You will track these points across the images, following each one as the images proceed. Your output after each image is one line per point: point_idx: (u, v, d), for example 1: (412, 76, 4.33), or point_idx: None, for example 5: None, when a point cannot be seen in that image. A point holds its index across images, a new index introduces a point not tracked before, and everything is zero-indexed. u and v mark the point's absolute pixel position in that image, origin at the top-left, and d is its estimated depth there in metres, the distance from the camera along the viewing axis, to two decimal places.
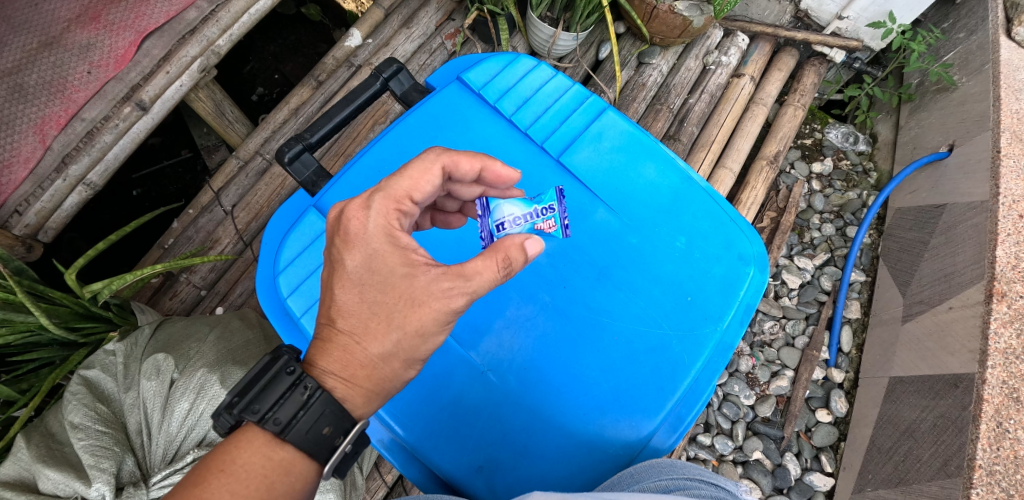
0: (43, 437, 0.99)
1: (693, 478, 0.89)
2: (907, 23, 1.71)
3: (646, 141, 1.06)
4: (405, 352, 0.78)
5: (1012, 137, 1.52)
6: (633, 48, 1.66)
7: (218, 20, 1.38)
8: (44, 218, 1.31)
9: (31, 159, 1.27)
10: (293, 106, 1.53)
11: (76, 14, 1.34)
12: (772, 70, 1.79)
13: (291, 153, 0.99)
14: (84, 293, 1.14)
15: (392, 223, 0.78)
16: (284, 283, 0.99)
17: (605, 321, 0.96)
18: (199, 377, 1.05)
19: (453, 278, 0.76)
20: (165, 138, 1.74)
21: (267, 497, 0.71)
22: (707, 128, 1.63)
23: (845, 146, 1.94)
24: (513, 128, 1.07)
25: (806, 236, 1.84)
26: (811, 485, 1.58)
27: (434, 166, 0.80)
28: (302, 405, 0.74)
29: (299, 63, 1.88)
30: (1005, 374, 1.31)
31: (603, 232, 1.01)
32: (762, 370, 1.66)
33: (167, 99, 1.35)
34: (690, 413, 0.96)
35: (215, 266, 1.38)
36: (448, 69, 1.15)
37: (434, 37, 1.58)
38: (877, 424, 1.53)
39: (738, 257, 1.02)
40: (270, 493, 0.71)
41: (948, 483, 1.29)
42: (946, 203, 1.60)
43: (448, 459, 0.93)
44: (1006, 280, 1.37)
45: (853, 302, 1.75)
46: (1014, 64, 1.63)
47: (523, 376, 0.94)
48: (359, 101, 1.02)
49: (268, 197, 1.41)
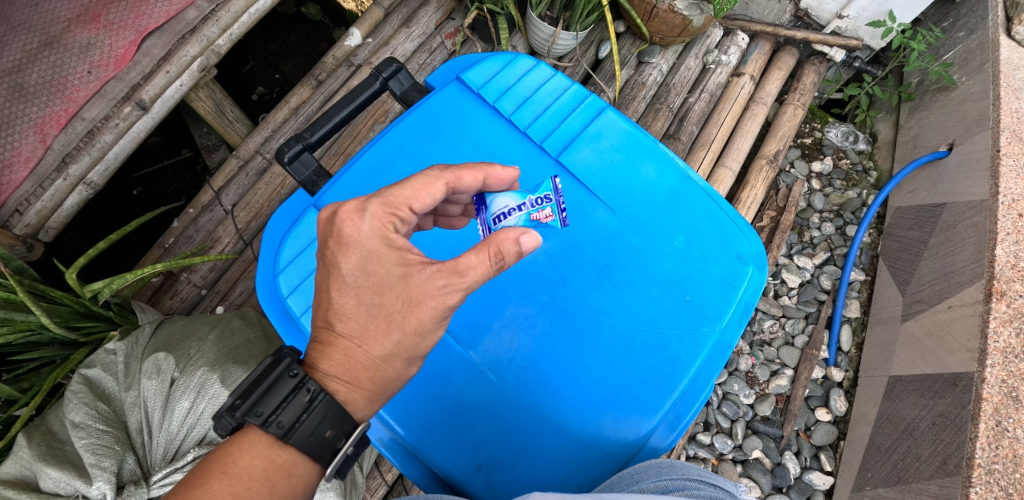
0: (43, 436, 1.00)
1: (693, 479, 0.89)
2: (908, 22, 1.71)
3: (645, 140, 1.07)
4: (406, 352, 0.79)
5: (1011, 136, 1.51)
6: (633, 47, 1.66)
7: (218, 19, 1.38)
8: (44, 218, 1.32)
9: (31, 159, 1.28)
10: (293, 106, 1.53)
11: (76, 13, 1.34)
12: (772, 69, 1.79)
13: (291, 153, 0.99)
14: (85, 292, 1.14)
15: (386, 226, 0.78)
16: (284, 282, 0.99)
17: (604, 320, 0.97)
18: (199, 376, 1.05)
19: (447, 275, 0.77)
20: (164, 138, 1.75)
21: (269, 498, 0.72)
22: (707, 128, 1.63)
23: (845, 145, 1.94)
24: (512, 128, 1.07)
25: (806, 235, 1.84)
26: (811, 484, 1.58)
27: (437, 181, 0.80)
28: (305, 407, 0.74)
29: (299, 63, 1.89)
30: (1004, 373, 1.31)
31: (602, 232, 1.01)
32: (762, 369, 1.66)
33: (167, 99, 1.36)
34: (689, 412, 0.96)
35: (215, 265, 1.39)
36: (448, 69, 1.15)
37: (434, 36, 1.58)
38: (876, 423, 1.53)
39: (737, 256, 1.02)
40: (272, 497, 0.72)
41: (948, 482, 1.28)
42: (946, 202, 1.60)
43: (448, 459, 0.94)
44: (1006, 279, 1.37)
45: (852, 301, 1.75)
46: (1014, 63, 1.62)
47: (522, 375, 0.94)
48: (359, 100, 1.02)
49: (268, 196, 1.41)
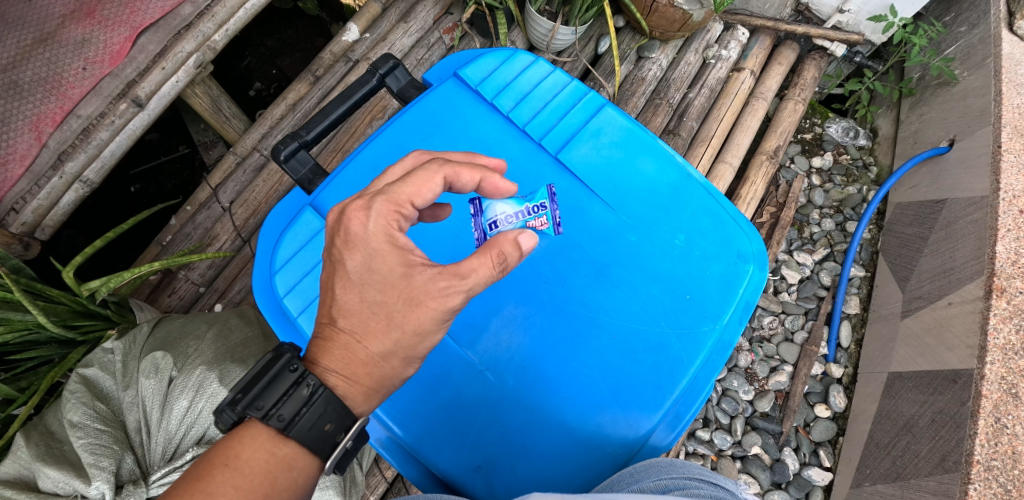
0: (42, 436, 1.00)
1: (693, 478, 0.88)
2: (908, 17, 1.70)
3: (645, 137, 1.06)
4: (404, 350, 0.79)
5: (1013, 132, 1.50)
6: (633, 42, 1.65)
7: (214, 15, 1.37)
8: (41, 216, 1.30)
9: (27, 156, 1.27)
10: (290, 102, 1.51)
11: (70, 9, 1.33)
12: (772, 64, 1.78)
13: (287, 152, 0.98)
14: (83, 291, 1.13)
15: (391, 224, 0.78)
16: (281, 282, 0.98)
17: (603, 319, 0.96)
18: (197, 376, 1.04)
19: (449, 277, 0.77)
20: (162, 134, 1.74)
21: (271, 492, 0.71)
22: (707, 123, 1.62)
23: (846, 141, 1.93)
24: (511, 125, 1.06)
25: (806, 231, 1.84)
26: (810, 480, 1.59)
27: (436, 175, 0.79)
28: (305, 401, 0.74)
29: (296, 58, 1.87)
30: (1004, 370, 1.30)
31: (601, 230, 1.00)
32: (761, 365, 1.66)
33: (163, 96, 1.34)
34: (689, 411, 0.96)
35: (214, 263, 1.38)
36: (445, 65, 1.14)
37: (432, 32, 1.57)
38: (876, 419, 1.53)
39: (738, 254, 1.02)
40: (273, 489, 0.71)
41: (947, 478, 1.27)
42: (947, 198, 1.59)
43: (447, 459, 0.93)
44: (1006, 276, 1.35)
45: (852, 297, 1.75)
46: (1016, 59, 1.61)
47: (521, 375, 0.94)
48: (355, 97, 1.01)
49: (266, 193, 1.41)
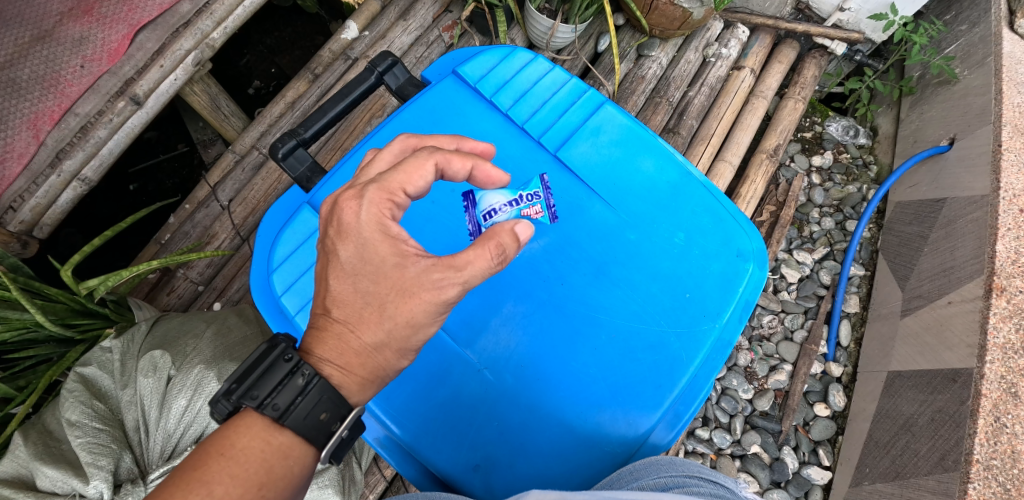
0: (40, 434, 0.99)
1: (693, 476, 0.88)
2: (909, 15, 1.69)
3: (644, 135, 1.05)
4: (397, 341, 0.79)
5: (1013, 131, 1.49)
6: (633, 40, 1.65)
7: (212, 12, 1.36)
8: (39, 215, 1.30)
9: (25, 154, 1.26)
10: (289, 100, 1.51)
11: (69, 7, 1.33)
12: (772, 62, 1.78)
13: (285, 149, 0.98)
14: (82, 289, 1.12)
15: (383, 213, 0.78)
16: (279, 281, 0.98)
17: (602, 318, 0.96)
18: (196, 374, 1.04)
19: (443, 269, 0.76)
20: (160, 132, 1.73)
21: (266, 481, 0.70)
22: (707, 122, 1.62)
23: (846, 140, 1.93)
24: (511, 123, 1.06)
25: (806, 229, 1.84)
26: (809, 479, 1.59)
27: (426, 162, 0.79)
28: (300, 390, 0.73)
29: (295, 56, 1.87)
30: (1004, 369, 1.30)
31: (600, 228, 1.00)
32: (760, 364, 1.66)
33: (161, 93, 1.34)
34: (689, 410, 0.96)
35: (212, 261, 1.38)
36: (444, 62, 1.13)
37: (431, 29, 1.56)
38: (875, 418, 1.53)
39: (737, 253, 1.01)
40: (270, 477, 0.71)
41: (945, 477, 1.28)
42: (946, 197, 1.59)
43: (446, 458, 0.93)
44: (1006, 274, 1.35)
45: (852, 296, 1.75)
46: (1017, 58, 1.61)
47: (520, 374, 0.94)
48: (354, 95, 1.01)
49: (265, 191, 1.41)
